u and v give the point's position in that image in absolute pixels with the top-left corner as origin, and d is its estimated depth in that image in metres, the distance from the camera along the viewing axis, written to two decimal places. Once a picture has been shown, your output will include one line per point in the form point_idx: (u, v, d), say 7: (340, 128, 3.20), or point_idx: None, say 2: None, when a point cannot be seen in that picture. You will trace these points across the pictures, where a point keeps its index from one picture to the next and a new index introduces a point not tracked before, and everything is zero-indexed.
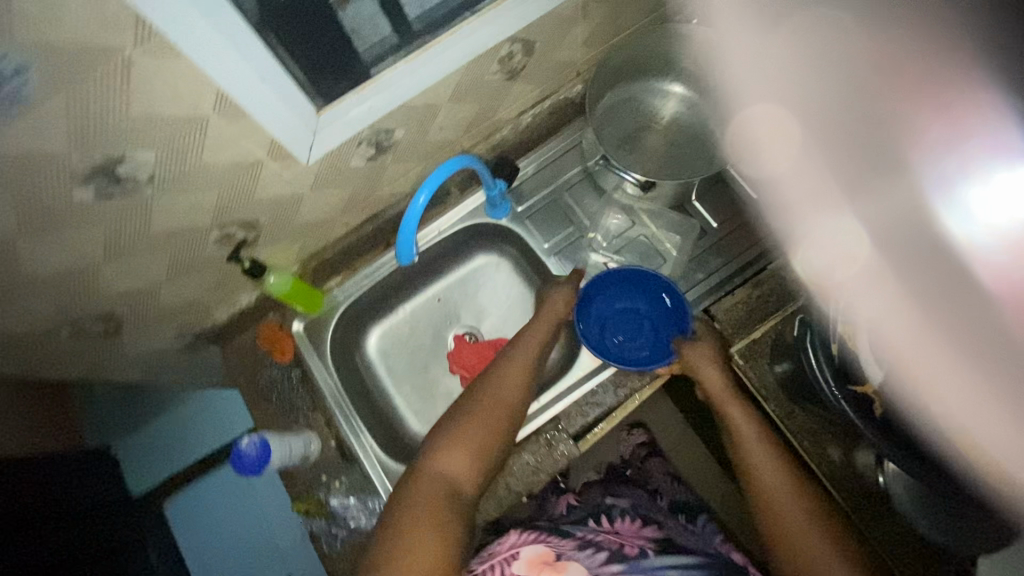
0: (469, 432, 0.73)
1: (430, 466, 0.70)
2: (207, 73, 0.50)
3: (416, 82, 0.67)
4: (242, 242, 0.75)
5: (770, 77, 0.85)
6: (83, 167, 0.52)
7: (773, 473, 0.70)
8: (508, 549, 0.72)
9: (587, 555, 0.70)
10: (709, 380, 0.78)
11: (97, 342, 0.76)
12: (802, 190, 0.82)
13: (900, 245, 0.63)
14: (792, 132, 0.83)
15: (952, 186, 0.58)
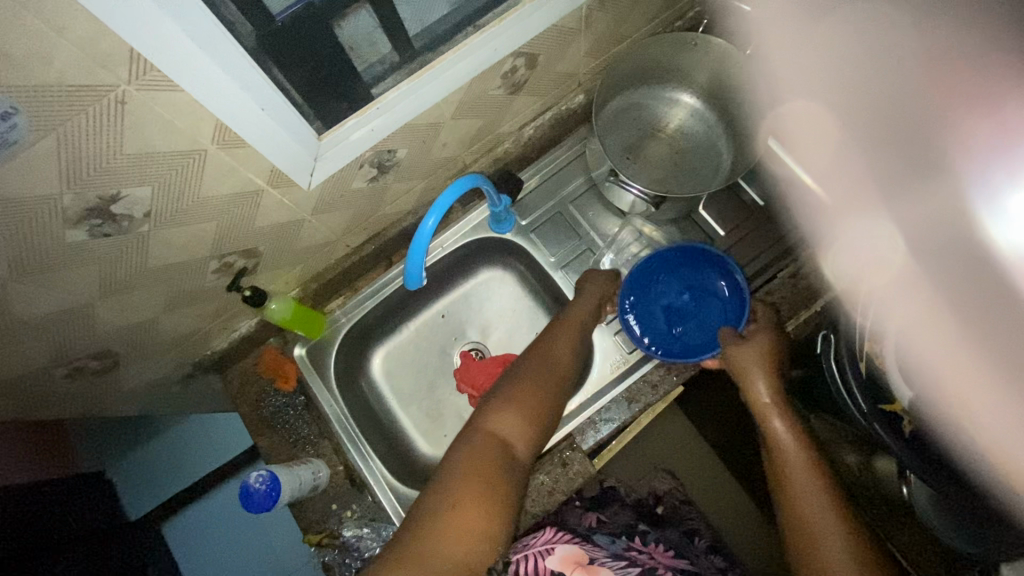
0: (520, 396, 0.71)
1: (484, 424, 0.67)
2: (206, 104, 0.47)
3: (421, 101, 0.65)
4: (242, 270, 0.72)
5: (804, 72, 0.77)
6: (76, 207, 0.49)
7: (813, 491, 0.64)
8: (542, 544, 0.73)
9: (620, 566, 0.70)
10: (751, 384, 0.73)
11: (92, 379, 0.73)
12: (839, 194, 0.76)
13: (944, 254, 0.57)
14: (826, 127, 0.75)
15: (996, 193, 0.52)
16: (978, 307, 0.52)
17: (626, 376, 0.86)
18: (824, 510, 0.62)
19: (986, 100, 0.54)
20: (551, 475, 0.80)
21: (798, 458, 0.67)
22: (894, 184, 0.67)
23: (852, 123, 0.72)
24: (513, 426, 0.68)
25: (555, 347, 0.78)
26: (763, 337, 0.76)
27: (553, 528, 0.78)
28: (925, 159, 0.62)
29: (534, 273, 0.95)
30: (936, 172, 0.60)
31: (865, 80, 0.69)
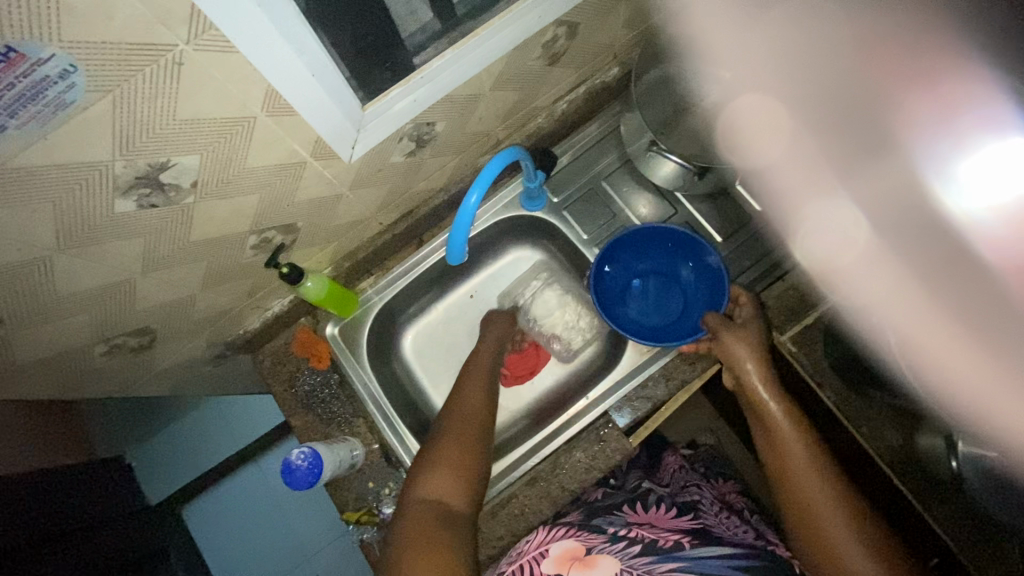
0: (443, 451, 0.70)
1: (412, 493, 0.66)
2: (260, 69, 0.46)
3: (463, 70, 0.63)
4: (279, 246, 0.71)
5: (755, 63, 0.81)
6: (127, 175, 0.47)
7: (810, 473, 0.65)
8: (536, 548, 0.70)
9: (620, 547, 0.67)
10: (740, 365, 0.75)
11: (129, 357, 0.72)
12: (796, 179, 0.79)
13: (898, 224, 0.65)
14: (779, 115, 0.78)
15: (946, 163, 0.61)
16: (936, 267, 0.60)
17: (662, 354, 0.85)
18: (818, 488, 0.64)
19: (919, 79, 0.67)
20: (583, 453, 0.80)
21: (788, 433, 0.69)
22: (846, 164, 0.73)
23: (802, 113, 0.76)
24: (443, 484, 0.67)
25: (467, 400, 0.78)
26: (750, 326, 0.77)
27: (547, 527, 0.75)
28: (871, 141, 0.71)
29: (565, 251, 0.94)
30: (883, 150, 0.69)
31: (813, 76, 0.77)
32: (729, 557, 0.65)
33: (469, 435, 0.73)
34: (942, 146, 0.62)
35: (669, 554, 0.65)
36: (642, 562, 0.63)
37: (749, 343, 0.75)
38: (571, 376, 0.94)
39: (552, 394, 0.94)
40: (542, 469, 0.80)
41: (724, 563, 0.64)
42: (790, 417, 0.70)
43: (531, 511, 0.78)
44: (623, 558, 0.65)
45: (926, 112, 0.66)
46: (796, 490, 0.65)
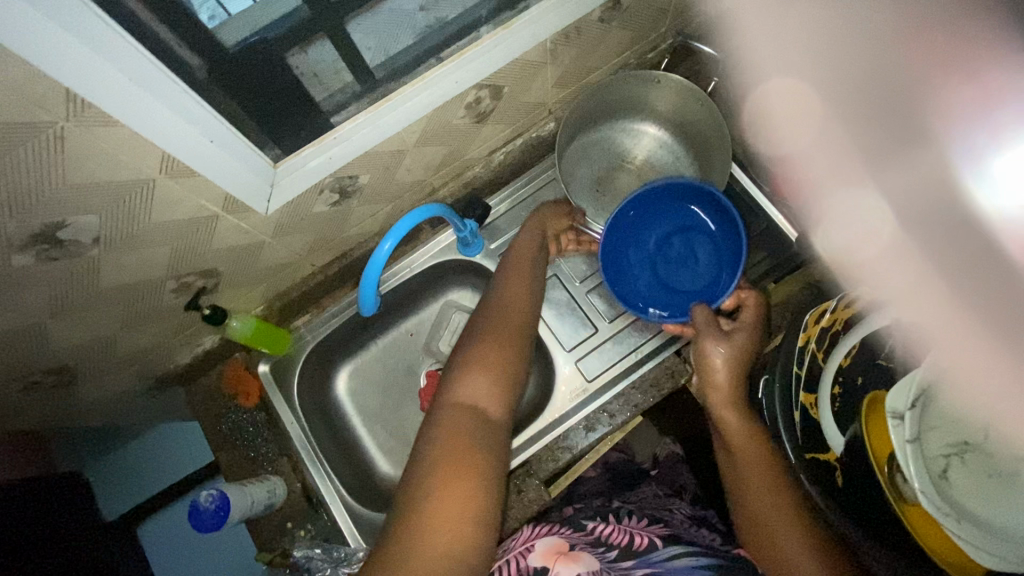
0: (486, 353, 0.67)
1: (453, 391, 0.63)
2: (150, 139, 0.48)
3: (378, 130, 0.66)
4: (202, 289, 0.73)
5: (784, 50, 0.81)
6: (21, 234, 0.49)
7: (771, 493, 0.59)
8: (521, 545, 0.67)
9: (600, 549, 0.62)
10: (711, 369, 0.69)
11: (50, 393, 0.73)
12: (825, 165, 0.82)
13: (930, 216, 0.65)
14: (812, 103, 0.81)
15: (982, 156, 0.55)
16: (965, 255, 0.60)
17: (586, 405, 0.85)
18: (780, 508, 0.58)
19: (968, 66, 0.55)
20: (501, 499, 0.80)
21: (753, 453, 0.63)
22: (878, 157, 0.74)
23: (834, 106, 0.78)
24: (481, 388, 0.63)
25: (507, 298, 0.75)
26: (752, 330, 0.71)
27: (533, 526, 0.73)
28: (912, 131, 0.67)
29: None
30: (926, 146, 0.64)
31: (851, 54, 0.73)
32: (698, 556, 0.59)
33: (510, 337, 0.70)
34: (979, 139, 0.55)
35: (642, 559, 0.60)
36: (620, 567, 0.58)
37: (732, 353, 0.70)
38: None
39: None
40: None
41: (690, 565, 0.57)
42: (754, 438, 0.64)
43: None
44: (603, 559, 0.60)
45: (963, 111, 0.57)
46: (757, 504, 0.59)
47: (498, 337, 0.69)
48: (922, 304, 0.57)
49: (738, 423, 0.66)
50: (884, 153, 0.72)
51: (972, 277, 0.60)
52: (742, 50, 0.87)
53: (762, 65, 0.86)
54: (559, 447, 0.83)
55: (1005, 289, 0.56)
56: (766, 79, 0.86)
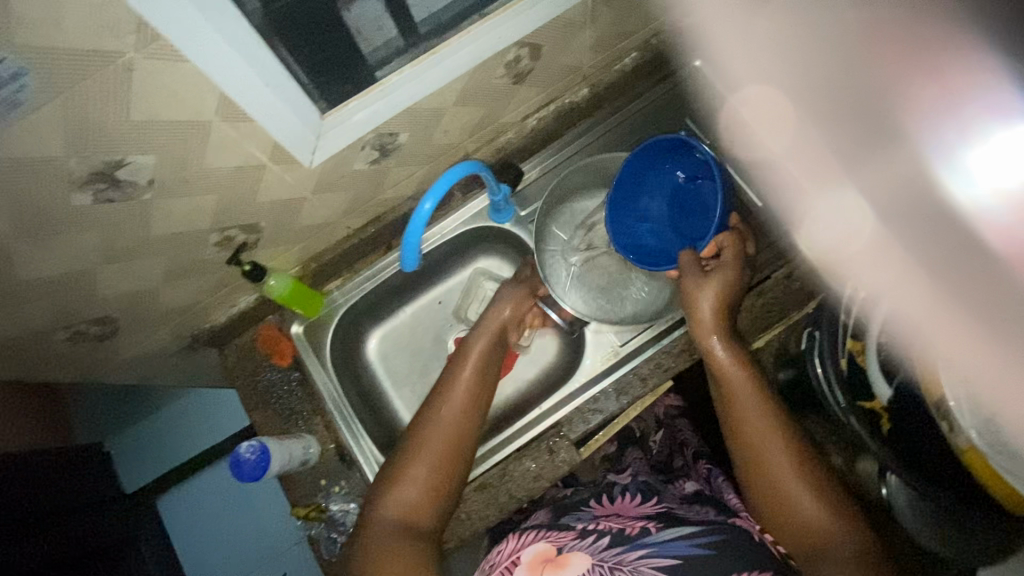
0: (414, 469, 0.69)
1: (381, 508, 0.67)
2: (212, 78, 0.49)
3: (423, 84, 0.66)
4: (242, 245, 0.74)
5: (756, 62, 0.83)
6: (82, 171, 0.50)
7: (758, 422, 0.67)
8: (508, 557, 0.69)
9: (590, 542, 0.66)
10: (699, 312, 0.73)
11: (93, 345, 0.74)
12: (803, 169, 0.80)
13: (911, 211, 0.65)
14: (786, 109, 0.82)
15: (955, 150, 0.56)
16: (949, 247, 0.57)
17: (615, 369, 0.85)
18: (771, 437, 0.66)
19: (934, 65, 0.59)
20: (533, 456, 0.82)
21: (742, 382, 0.70)
22: (852, 157, 0.75)
23: (812, 111, 0.80)
24: (410, 501, 0.67)
25: (442, 413, 0.74)
26: (728, 270, 0.73)
27: (517, 534, 0.74)
28: (886, 132, 0.70)
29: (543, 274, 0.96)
30: (896, 139, 0.68)
31: (822, 60, 0.77)
32: (692, 534, 0.64)
33: (447, 451, 0.71)
34: (951, 133, 0.57)
35: (636, 542, 0.64)
36: (612, 554, 0.63)
37: (718, 298, 0.72)
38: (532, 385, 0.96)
39: (511, 402, 0.96)
40: (492, 476, 0.81)
41: (688, 543, 0.63)
42: (744, 369, 0.70)
43: (479, 516, 0.80)
44: (593, 552, 0.64)
45: (938, 102, 0.59)
46: (750, 435, 0.67)
47: (427, 455, 0.70)
48: (908, 295, 0.56)
49: (725, 354, 0.71)
50: (861, 155, 0.73)
51: (949, 267, 0.56)
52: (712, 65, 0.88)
53: (738, 75, 0.86)
54: (589, 410, 0.84)
55: (981, 274, 0.52)
56: (736, 89, 0.86)
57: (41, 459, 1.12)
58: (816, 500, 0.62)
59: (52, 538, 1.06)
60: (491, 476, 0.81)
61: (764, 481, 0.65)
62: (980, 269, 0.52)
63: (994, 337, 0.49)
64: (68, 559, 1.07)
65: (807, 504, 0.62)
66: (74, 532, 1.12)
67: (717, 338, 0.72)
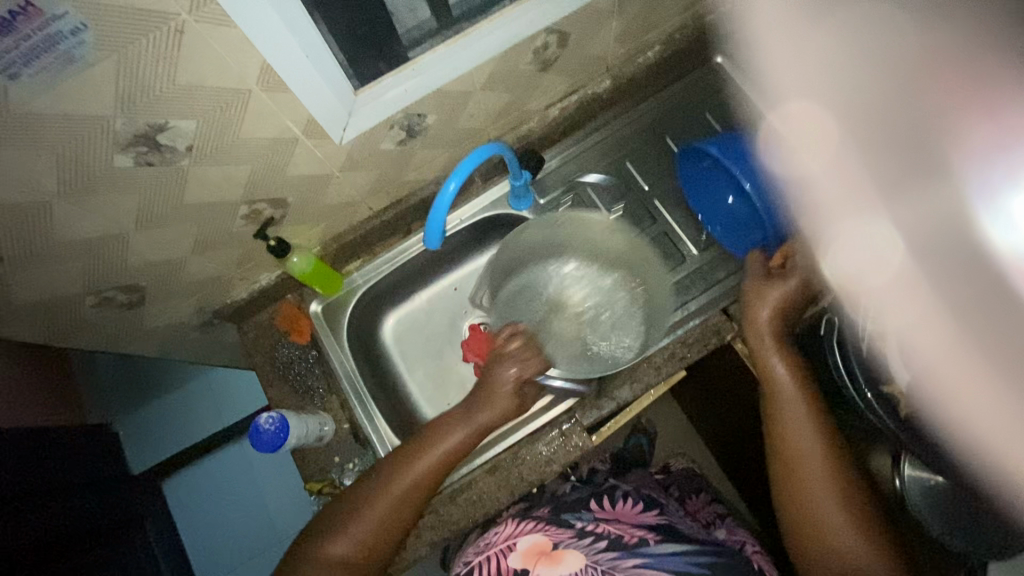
0: (374, 509, 0.71)
1: (325, 544, 0.70)
2: (257, 47, 0.51)
3: (453, 65, 0.67)
4: (269, 219, 0.75)
5: (808, 74, 0.81)
6: (126, 132, 0.52)
7: (806, 435, 0.65)
8: (503, 541, 0.73)
9: (586, 543, 0.67)
10: (753, 313, 0.71)
11: (120, 312, 0.76)
12: (841, 189, 0.75)
13: (939, 246, 0.61)
14: (831, 133, 0.78)
15: (997, 192, 0.54)
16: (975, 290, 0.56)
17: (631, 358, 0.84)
18: (818, 456, 0.64)
19: (983, 102, 0.56)
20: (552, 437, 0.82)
21: (789, 390, 0.68)
22: (895, 186, 0.70)
23: (856, 125, 0.75)
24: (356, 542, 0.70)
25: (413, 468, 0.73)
26: (795, 278, 0.71)
27: (516, 521, 0.77)
28: (926, 163, 0.65)
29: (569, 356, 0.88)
30: (933, 176, 0.64)
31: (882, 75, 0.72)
32: (688, 553, 0.65)
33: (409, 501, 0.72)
34: (992, 174, 0.55)
35: (636, 550, 0.65)
36: (607, 559, 0.63)
37: (782, 297, 0.70)
38: None
39: None
40: (504, 458, 0.82)
41: (684, 560, 0.64)
42: (799, 383, 0.68)
43: (489, 497, 0.80)
44: (590, 554, 0.65)
45: (981, 146, 0.57)
46: (796, 445, 0.65)
47: (387, 502, 0.71)
48: (930, 335, 0.59)
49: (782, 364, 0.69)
50: (903, 185, 0.68)
51: (980, 318, 0.56)
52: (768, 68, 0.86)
53: (785, 88, 0.85)
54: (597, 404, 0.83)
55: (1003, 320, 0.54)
56: (779, 104, 0.87)
57: (41, 436, 1.12)
58: (850, 528, 0.61)
59: (55, 508, 1.07)
60: (503, 458, 0.82)
61: (795, 497, 0.64)
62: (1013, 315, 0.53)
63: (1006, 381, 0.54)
64: (72, 532, 1.08)
65: (840, 529, 0.61)
66: (78, 506, 1.13)
67: (776, 354, 0.69)
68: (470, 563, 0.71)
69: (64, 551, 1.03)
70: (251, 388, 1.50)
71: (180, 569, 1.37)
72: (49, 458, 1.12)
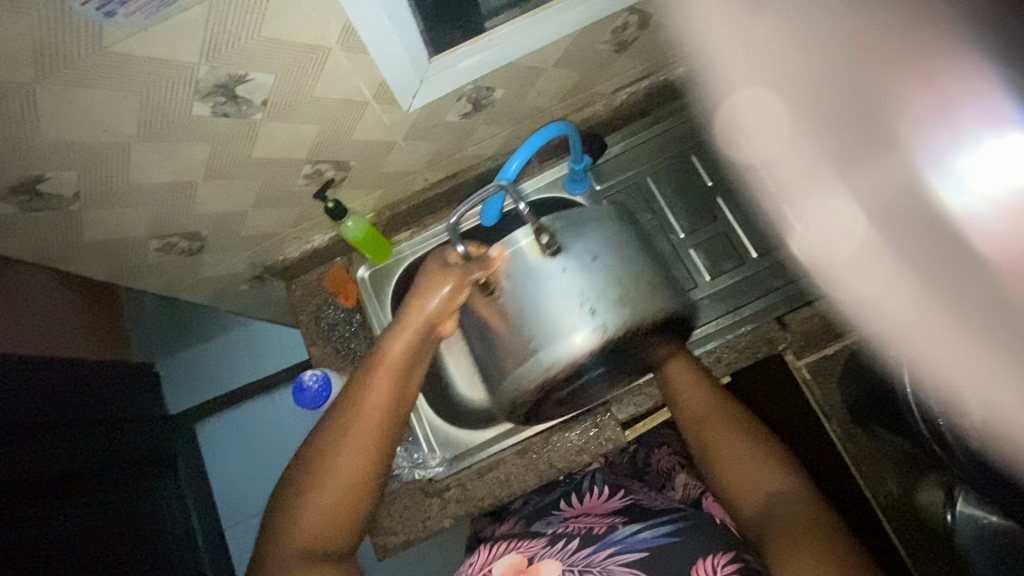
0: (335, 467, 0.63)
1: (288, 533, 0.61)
2: (342, 4, 0.50)
3: (530, 40, 0.66)
4: (329, 180, 0.75)
5: (753, 64, 0.80)
6: (208, 81, 0.52)
7: (714, 421, 0.70)
8: (480, 569, 0.68)
9: (559, 548, 0.66)
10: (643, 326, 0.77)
11: (179, 259, 0.78)
12: (798, 172, 0.78)
13: (897, 215, 0.57)
14: (783, 115, 0.78)
15: (943, 156, 0.50)
16: (933, 254, 0.52)
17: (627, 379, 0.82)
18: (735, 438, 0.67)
19: (928, 73, 0.53)
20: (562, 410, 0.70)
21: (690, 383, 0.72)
22: (845, 160, 0.67)
23: (803, 107, 0.73)
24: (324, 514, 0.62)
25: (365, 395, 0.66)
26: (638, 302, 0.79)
27: (489, 545, 0.73)
28: (878, 135, 0.60)
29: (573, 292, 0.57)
30: (884, 145, 0.58)
31: (821, 57, 0.68)
32: (654, 525, 0.65)
33: (377, 435, 0.65)
34: (940, 140, 0.50)
35: (606, 539, 0.65)
36: (582, 557, 0.63)
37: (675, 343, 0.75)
38: None
39: None
40: (535, 442, 0.82)
41: (653, 535, 0.63)
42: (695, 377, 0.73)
43: (516, 478, 0.81)
44: (564, 557, 0.64)
45: (924, 111, 0.53)
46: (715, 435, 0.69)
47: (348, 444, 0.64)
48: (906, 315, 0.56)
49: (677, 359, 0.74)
50: (848, 158, 0.66)
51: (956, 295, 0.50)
52: (711, 64, 0.84)
53: (729, 78, 0.85)
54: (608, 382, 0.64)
55: (975, 294, 0.48)
56: (728, 93, 0.87)
57: (71, 369, 1.14)
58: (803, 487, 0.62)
59: (87, 437, 1.12)
60: (535, 441, 0.82)
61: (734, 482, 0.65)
62: (970, 280, 0.48)
63: (969, 337, 0.48)
64: (99, 465, 1.12)
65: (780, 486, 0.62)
66: (112, 439, 1.18)
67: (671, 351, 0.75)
68: None
69: (84, 484, 1.07)
70: (289, 345, 1.54)
71: (204, 509, 1.43)
72: (83, 390, 1.16)
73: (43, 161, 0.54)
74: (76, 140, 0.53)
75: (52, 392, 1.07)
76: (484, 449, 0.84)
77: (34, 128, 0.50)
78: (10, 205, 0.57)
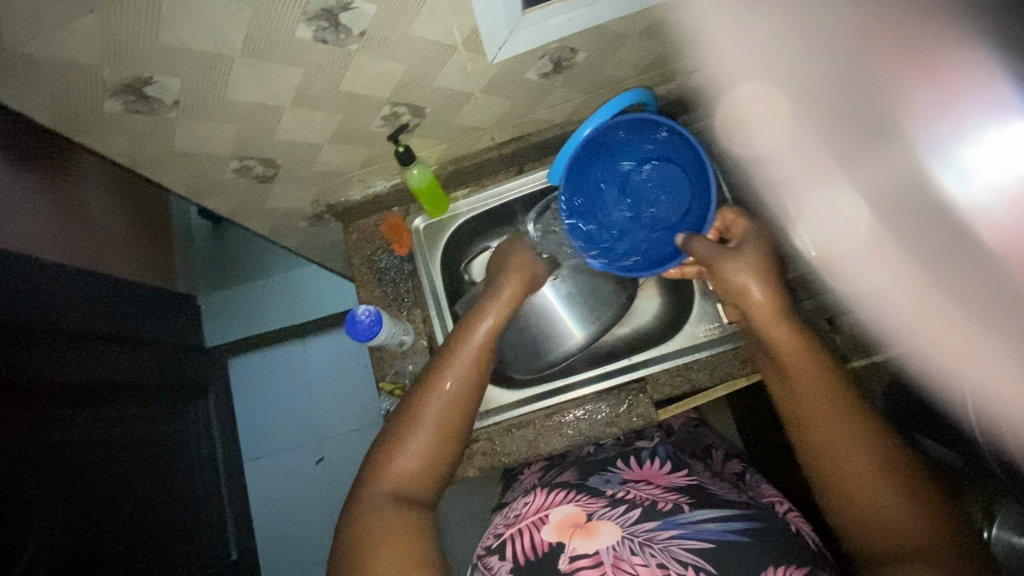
0: (431, 421, 0.67)
1: (376, 485, 0.63)
2: None
3: (621, 5, 0.65)
4: (404, 125, 0.77)
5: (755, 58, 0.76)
6: (316, 4, 0.54)
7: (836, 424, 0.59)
8: (535, 513, 0.72)
9: (619, 513, 0.67)
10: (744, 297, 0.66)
11: (252, 184, 0.81)
12: (800, 163, 0.77)
13: (893, 197, 0.63)
14: (784, 110, 0.77)
15: (947, 145, 0.53)
16: (947, 242, 0.56)
17: (695, 349, 0.82)
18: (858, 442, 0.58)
19: (927, 63, 0.54)
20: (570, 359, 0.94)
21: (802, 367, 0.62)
22: (847, 149, 0.70)
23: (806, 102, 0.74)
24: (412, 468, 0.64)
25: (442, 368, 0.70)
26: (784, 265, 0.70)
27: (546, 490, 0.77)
28: (877, 124, 0.63)
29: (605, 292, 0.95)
30: (884, 137, 0.62)
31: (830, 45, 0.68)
32: (727, 518, 0.65)
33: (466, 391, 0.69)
34: (941, 128, 0.53)
35: (670, 518, 0.66)
36: (644, 529, 0.64)
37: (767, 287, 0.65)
38: (619, 343, 0.94)
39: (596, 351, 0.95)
40: (564, 406, 0.83)
41: (723, 528, 0.63)
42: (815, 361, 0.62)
43: (545, 441, 0.82)
44: (624, 524, 0.66)
45: (926, 101, 0.55)
46: (824, 438, 0.59)
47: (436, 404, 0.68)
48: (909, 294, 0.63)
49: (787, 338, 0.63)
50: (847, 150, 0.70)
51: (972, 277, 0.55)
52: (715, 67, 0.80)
53: (732, 73, 0.79)
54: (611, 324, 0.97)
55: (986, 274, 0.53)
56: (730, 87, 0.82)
57: (110, 287, 1.19)
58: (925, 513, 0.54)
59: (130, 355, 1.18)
60: (566, 406, 0.83)
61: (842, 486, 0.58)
62: (980, 268, 0.53)
63: (986, 335, 0.55)
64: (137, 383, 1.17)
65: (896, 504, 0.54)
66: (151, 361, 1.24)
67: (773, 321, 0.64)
68: (502, 533, 0.72)
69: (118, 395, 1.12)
70: (326, 294, 1.57)
71: (229, 437, 1.50)
72: (128, 310, 1.22)
73: (153, 64, 0.57)
74: (185, 48, 0.55)
75: (92, 308, 1.11)
76: (514, 408, 0.86)
77: (152, 32, 0.53)
78: (117, 103, 0.61)
